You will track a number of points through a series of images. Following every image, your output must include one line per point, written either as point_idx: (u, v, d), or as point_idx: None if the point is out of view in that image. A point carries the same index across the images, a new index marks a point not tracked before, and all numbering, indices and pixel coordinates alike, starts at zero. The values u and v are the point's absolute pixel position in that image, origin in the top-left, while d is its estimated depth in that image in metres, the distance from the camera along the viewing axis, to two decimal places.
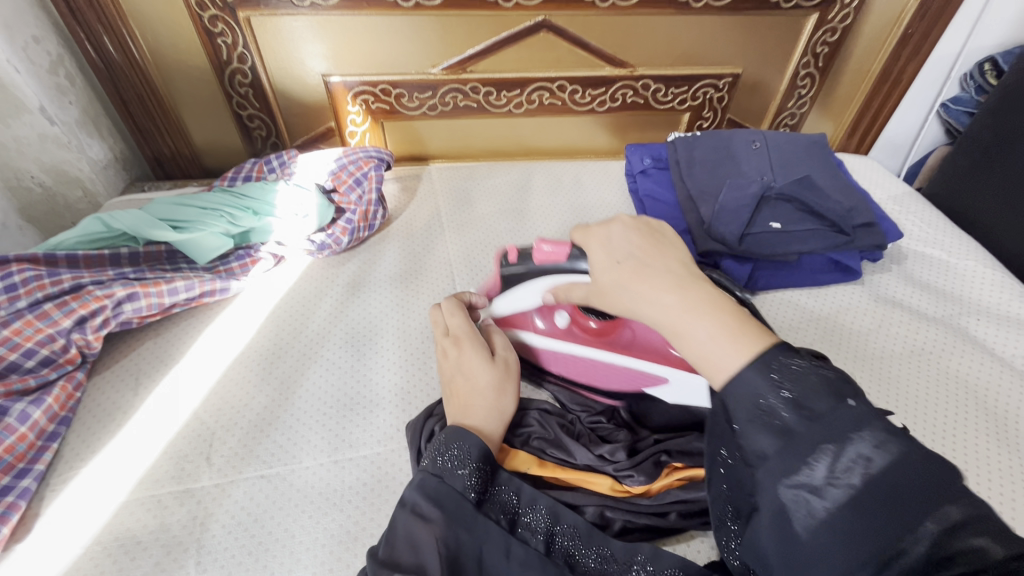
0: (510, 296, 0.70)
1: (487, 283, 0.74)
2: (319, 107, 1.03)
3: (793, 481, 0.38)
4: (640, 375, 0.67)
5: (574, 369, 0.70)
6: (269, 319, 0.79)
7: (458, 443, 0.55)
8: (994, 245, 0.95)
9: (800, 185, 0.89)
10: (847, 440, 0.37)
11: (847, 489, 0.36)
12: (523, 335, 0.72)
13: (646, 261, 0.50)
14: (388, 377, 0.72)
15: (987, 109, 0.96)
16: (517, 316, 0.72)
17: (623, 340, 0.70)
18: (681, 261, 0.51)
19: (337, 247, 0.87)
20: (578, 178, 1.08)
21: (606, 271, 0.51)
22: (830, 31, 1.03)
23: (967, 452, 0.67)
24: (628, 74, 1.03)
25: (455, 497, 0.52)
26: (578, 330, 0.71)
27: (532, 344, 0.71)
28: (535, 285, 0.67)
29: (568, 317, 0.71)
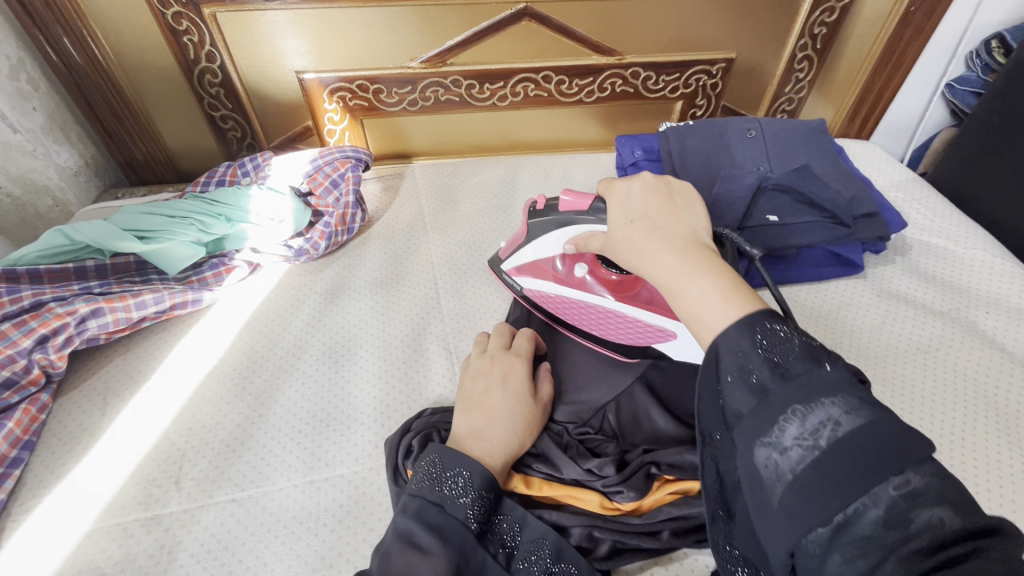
0: (531, 242, 0.74)
1: (516, 234, 0.77)
2: (295, 106, 0.98)
3: (764, 441, 0.36)
4: (645, 328, 0.68)
5: (582, 317, 0.72)
6: (243, 331, 0.75)
7: (460, 469, 0.52)
8: (1002, 233, 0.91)
9: (797, 174, 0.86)
10: (815, 403, 0.34)
11: (814, 450, 0.33)
12: (543, 282, 0.75)
13: (658, 223, 0.48)
14: (367, 390, 0.69)
15: (994, 90, 0.91)
16: (540, 265, 0.75)
17: (641, 297, 0.70)
18: (693, 232, 0.47)
19: (315, 252, 0.84)
20: (568, 172, 1.04)
21: (620, 228, 0.50)
22: (828, 10, 0.97)
23: (975, 455, 0.64)
24: (615, 63, 0.98)
25: (458, 528, 0.49)
26: (596, 283, 0.72)
27: (547, 291, 0.74)
28: (560, 233, 0.69)
29: (586, 268, 0.73)
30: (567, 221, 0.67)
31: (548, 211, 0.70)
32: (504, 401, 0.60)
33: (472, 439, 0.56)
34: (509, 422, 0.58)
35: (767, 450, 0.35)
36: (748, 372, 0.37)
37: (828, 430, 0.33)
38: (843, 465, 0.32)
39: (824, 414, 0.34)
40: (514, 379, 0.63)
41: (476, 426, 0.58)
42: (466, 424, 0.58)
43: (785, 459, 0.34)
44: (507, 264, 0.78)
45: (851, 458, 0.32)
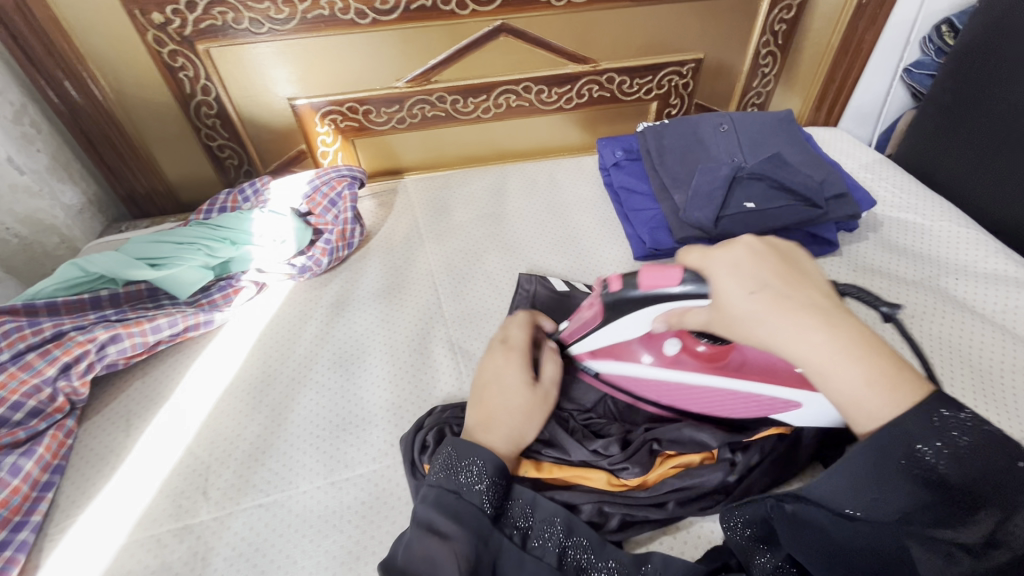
0: (608, 328, 0.63)
1: (580, 316, 0.65)
2: (288, 131, 1.02)
3: (876, 481, 0.41)
4: (768, 402, 0.60)
5: (685, 398, 0.65)
6: (256, 348, 0.79)
7: (473, 458, 0.55)
8: (965, 205, 0.96)
9: (770, 163, 0.91)
10: (920, 441, 0.40)
11: (916, 485, 0.40)
12: (626, 366, 0.66)
13: (783, 292, 0.45)
14: (379, 393, 0.73)
15: (946, 71, 0.96)
16: (620, 346, 0.65)
17: (734, 363, 0.60)
18: (825, 294, 0.47)
19: (318, 268, 0.88)
20: (553, 177, 1.08)
21: (739, 302, 0.46)
22: (785, 8, 1.02)
23: None
24: (591, 70, 1.03)
25: (474, 512, 0.52)
26: (689, 357, 0.63)
27: (634, 376, 0.66)
28: (646, 314, 0.59)
29: (677, 344, 0.63)
30: (653, 298, 0.57)
31: (626, 291, 0.58)
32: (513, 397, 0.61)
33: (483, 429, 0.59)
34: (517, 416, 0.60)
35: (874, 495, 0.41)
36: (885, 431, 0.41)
37: (930, 463, 0.40)
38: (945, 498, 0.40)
39: (935, 450, 0.40)
40: (510, 373, 0.63)
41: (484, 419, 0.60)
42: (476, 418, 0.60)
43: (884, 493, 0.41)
44: (576, 347, 0.67)
45: (959, 489, 0.39)
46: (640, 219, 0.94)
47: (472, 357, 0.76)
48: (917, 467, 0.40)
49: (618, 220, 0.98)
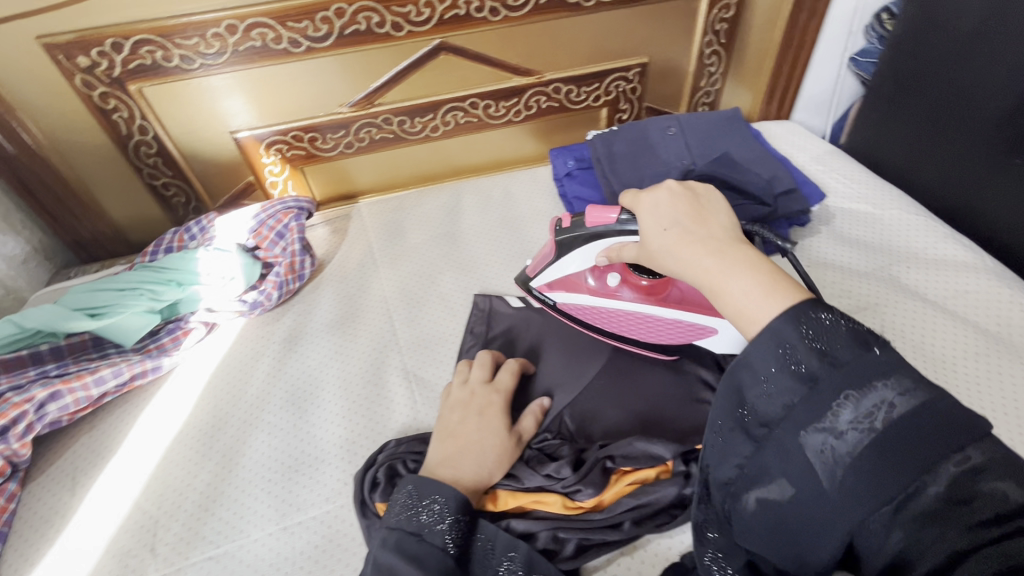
0: (560, 261, 0.72)
1: (543, 250, 0.74)
2: (234, 164, 1.00)
3: (819, 425, 0.40)
4: (689, 327, 0.70)
5: (626, 325, 0.74)
6: (206, 392, 0.77)
7: (435, 496, 0.55)
8: (915, 190, 0.97)
9: (719, 164, 0.91)
10: (870, 388, 0.39)
11: (872, 432, 0.38)
12: (575, 295, 0.75)
13: (691, 228, 0.51)
14: (332, 430, 0.71)
15: (886, 62, 0.95)
16: (570, 279, 0.75)
17: (673, 297, 0.72)
18: (726, 231, 0.51)
19: (269, 303, 0.86)
20: (508, 190, 1.07)
21: (656, 237, 0.53)
22: (724, 7, 1.02)
23: None
24: (536, 81, 1.02)
25: (437, 555, 0.50)
26: (629, 290, 0.73)
27: (584, 305, 0.75)
28: (591, 247, 0.68)
29: (617, 277, 0.74)
30: (598, 234, 0.66)
31: (576, 227, 0.68)
32: (477, 432, 0.62)
33: (444, 465, 0.59)
34: (486, 452, 0.61)
35: (823, 435, 0.40)
36: (796, 360, 0.41)
37: (883, 412, 0.38)
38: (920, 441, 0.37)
39: (879, 399, 0.39)
40: (490, 413, 0.64)
41: (449, 453, 0.60)
42: (440, 452, 0.60)
43: (841, 444, 0.39)
44: (537, 282, 0.77)
45: (907, 439, 0.37)
46: None
47: (426, 384, 0.75)
48: (865, 418, 0.38)
49: None
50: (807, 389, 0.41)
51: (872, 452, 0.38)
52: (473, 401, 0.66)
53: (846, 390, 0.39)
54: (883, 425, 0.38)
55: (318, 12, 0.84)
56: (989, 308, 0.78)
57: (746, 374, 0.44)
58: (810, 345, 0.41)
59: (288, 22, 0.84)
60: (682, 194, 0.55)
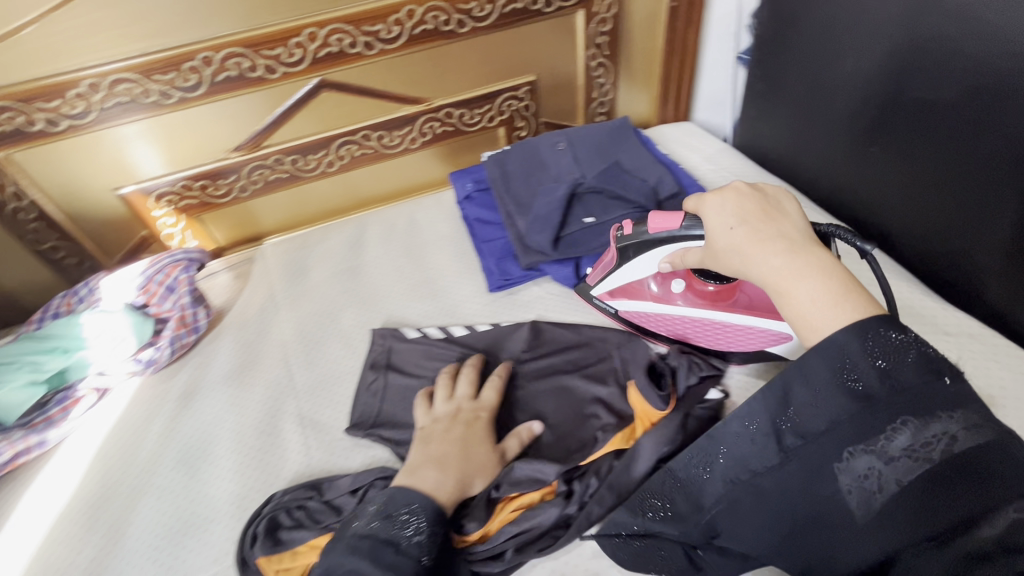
0: (624, 267, 0.75)
1: (605, 258, 0.77)
2: (125, 220, 0.98)
3: (868, 447, 0.42)
4: (762, 334, 0.71)
5: (694, 331, 0.75)
6: (95, 460, 0.75)
7: (412, 505, 0.57)
8: (797, 181, 1.00)
9: (606, 176, 0.93)
10: (932, 417, 0.40)
11: (926, 462, 0.40)
12: (638, 302, 0.77)
13: (758, 227, 0.52)
14: (223, 486, 0.70)
15: (754, 62, 0.98)
16: (633, 286, 0.77)
17: (743, 302, 0.72)
18: (797, 231, 0.52)
19: (163, 360, 0.85)
20: (413, 217, 1.07)
21: (721, 235, 0.54)
22: (601, 21, 1.05)
23: None
24: (426, 108, 1.03)
25: (412, 563, 0.52)
26: (694, 296, 0.74)
27: (647, 311, 0.77)
28: (654, 252, 0.70)
29: (681, 283, 0.74)
30: (664, 240, 0.68)
31: (639, 233, 0.71)
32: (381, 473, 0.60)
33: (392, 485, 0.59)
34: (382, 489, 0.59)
35: (872, 458, 0.42)
36: (852, 375, 0.42)
37: (942, 444, 0.40)
38: (942, 471, 0.39)
39: (940, 430, 0.40)
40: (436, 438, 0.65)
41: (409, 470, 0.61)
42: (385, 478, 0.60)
43: (889, 470, 0.41)
44: (599, 289, 0.80)
45: (964, 472, 0.39)
46: (491, 250, 0.94)
47: (321, 427, 0.75)
48: (922, 447, 0.40)
49: (474, 252, 0.97)
50: (862, 407, 0.42)
51: (921, 482, 0.40)
52: (460, 415, 0.68)
53: (917, 413, 0.41)
54: (939, 455, 0.40)
55: (184, 62, 0.84)
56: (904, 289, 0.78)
57: (795, 381, 0.45)
58: (872, 361, 0.42)
59: (154, 74, 0.84)
60: (755, 195, 0.55)
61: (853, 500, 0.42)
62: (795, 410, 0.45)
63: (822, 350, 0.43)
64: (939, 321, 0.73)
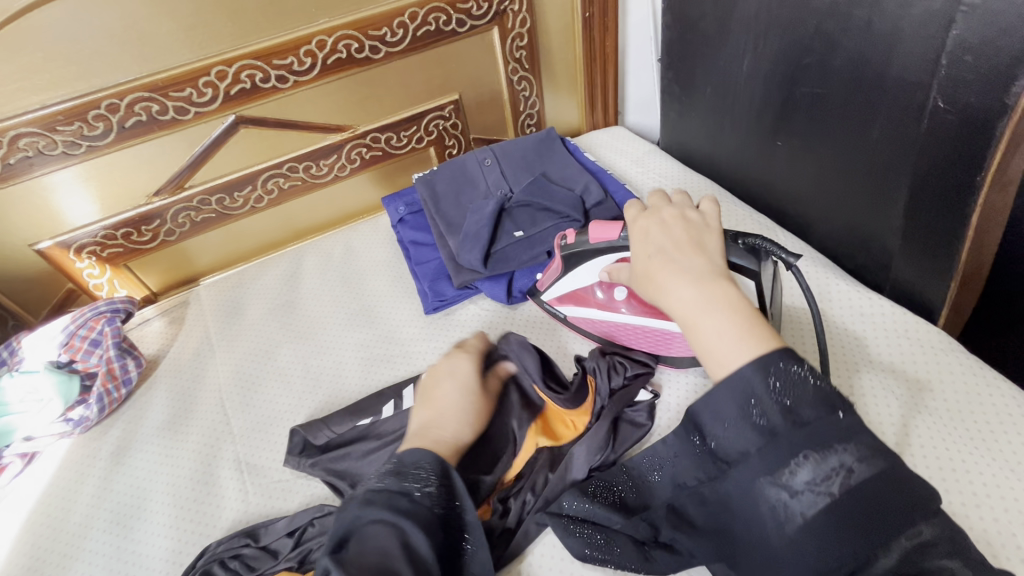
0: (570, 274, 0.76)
1: (551, 265, 0.78)
2: (47, 276, 0.95)
3: (776, 480, 0.44)
4: None
5: (637, 337, 0.75)
6: (24, 530, 0.72)
7: (420, 462, 0.55)
8: (720, 177, 1.03)
9: (532, 189, 0.94)
10: (832, 450, 0.43)
11: (827, 495, 0.42)
12: (585, 308, 0.77)
13: (674, 256, 0.54)
14: (157, 543, 0.68)
15: (665, 67, 1.01)
16: (579, 292, 0.77)
17: None
18: (710, 262, 0.54)
19: (92, 417, 0.82)
20: (350, 244, 1.07)
21: (641, 262, 0.56)
22: (517, 36, 1.06)
23: None
24: (351, 136, 1.03)
25: (425, 513, 0.51)
26: (636, 303, 0.72)
27: (592, 317, 0.77)
28: (597, 261, 0.72)
29: (624, 292, 0.72)
30: (602, 249, 0.70)
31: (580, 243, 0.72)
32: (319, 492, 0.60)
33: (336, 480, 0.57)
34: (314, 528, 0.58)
35: (780, 491, 0.44)
36: (760, 412, 0.45)
37: (841, 477, 0.42)
38: (845, 506, 0.42)
39: (838, 463, 0.43)
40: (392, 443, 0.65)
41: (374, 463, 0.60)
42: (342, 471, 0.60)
43: (795, 504, 0.43)
44: (548, 295, 0.81)
45: (860, 505, 0.41)
46: (426, 271, 0.93)
47: (258, 471, 0.73)
48: (824, 480, 0.42)
49: (411, 275, 0.97)
50: (766, 441, 0.45)
51: (824, 516, 0.42)
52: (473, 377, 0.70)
53: (820, 446, 0.43)
54: (839, 489, 0.42)
55: (89, 112, 0.82)
56: (843, 302, 0.77)
57: (716, 407, 0.48)
58: (774, 394, 0.45)
59: (58, 127, 0.82)
60: (676, 224, 0.57)
61: (768, 527, 0.44)
62: (715, 430, 0.48)
63: (733, 381, 0.46)
64: (858, 305, 0.76)
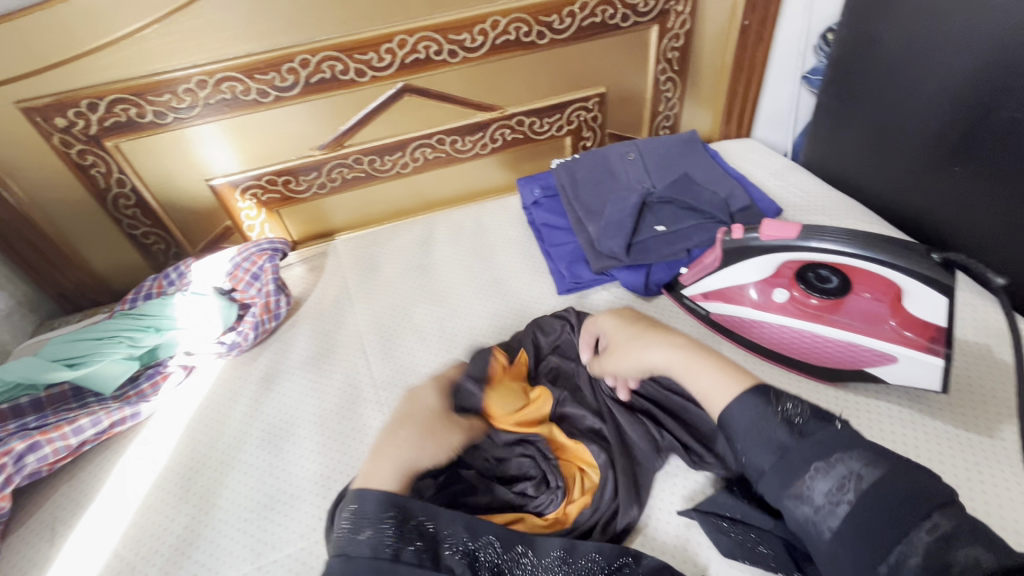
0: (727, 269, 0.76)
1: (704, 261, 0.79)
2: (211, 210, 1.04)
3: (795, 493, 0.47)
4: (862, 352, 0.68)
5: (788, 344, 0.74)
6: (185, 435, 0.78)
7: None
8: (867, 199, 1.00)
9: (677, 186, 0.94)
10: (839, 459, 0.46)
11: (846, 503, 0.44)
12: (735, 307, 0.77)
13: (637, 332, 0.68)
14: (307, 465, 0.72)
15: (826, 80, 0.99)
16: (731, 290, 0.78)
17: (845, 321, 0.70)
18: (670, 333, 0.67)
19: (247, 343, 0.88)
20: (480, 220, 1.10)
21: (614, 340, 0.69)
22: (674, 37, 1.07)
23: (904, 438, 0.64)
24: (499, 116, 1.07)
25: None
26: (797, 307, 0.73)
27: (743, 317, 0.77)
28: (766, 257, 0.72)
29: (785, 292, 0.74)
30: (772, 248, 0.71)
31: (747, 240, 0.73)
32: None
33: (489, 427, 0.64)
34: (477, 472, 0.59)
35: (803, 504, 0.46)
36: (767, 431, 0.50)
37: (855, 483, 0.44)
38: (867, 514, 0.43)
39: (848, 470, 0.45)
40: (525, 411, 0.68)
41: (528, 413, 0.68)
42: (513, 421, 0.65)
43: (816, 512, 0.45)
44: (691, 291, 0.82)
45: (879, 508, 0.43)
46: (561, 254, 0.96)
47: None
48: (840, 490, 0.45)
49: (541, 256, 1.00)
50: (779, 455, 0.48)
51: (847, 524, 0.44)
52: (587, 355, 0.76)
53: (822, 458, 0.46)
54: (855, 496, 0.44)
55: (285, 64, 0.89)
56: None
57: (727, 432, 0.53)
58: (782, 413, 0.50)
59: (256, 74, 0.89)
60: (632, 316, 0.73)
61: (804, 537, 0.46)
62: (734, 443, 0.52)
63: (738, 411, 0.52)
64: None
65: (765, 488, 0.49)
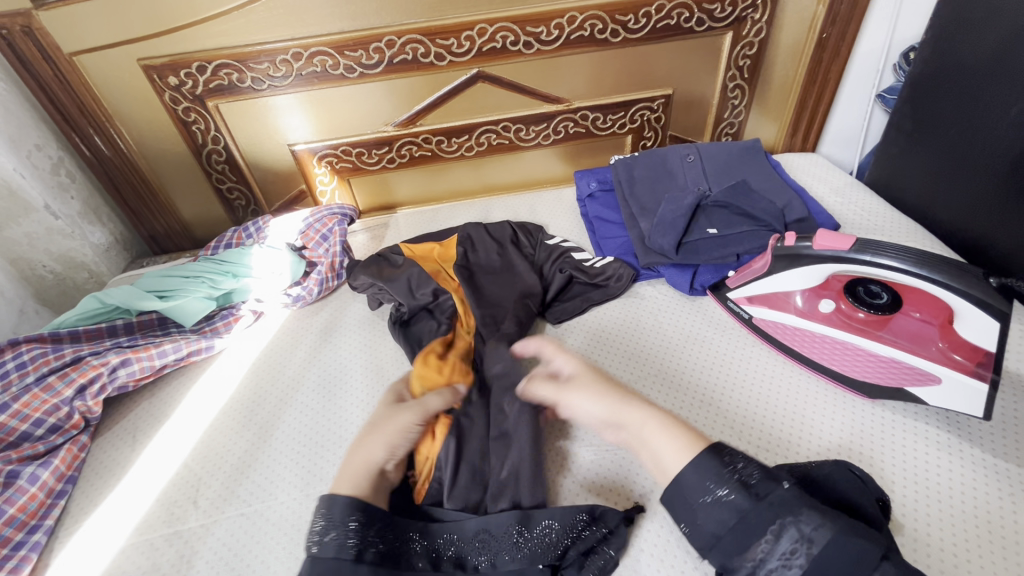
0: (775, 276, 0.78)
1: (753, 266, 0.81)
2: (290, 173, 1.12)
3: (748, 557, 0.49)
4: (905, 370, 0.69)
5: (828, 353, 0.75)
6: (251, 372, 0.87)
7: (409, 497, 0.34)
8: (932, 223, 0.97)
9: (733, 192, 0.95)
10: (785, 523, 0.48)
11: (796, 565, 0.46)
12: (778, 313, 0.79)
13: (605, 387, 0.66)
14: (356, 412, 0.78)
15: (903, 98, 0.98)
16: (776, 296, 0.80)
17: (889, 336, 0.72)
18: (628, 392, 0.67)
19: (310, 297, 0.96)
20: (534, 208, 1.14)
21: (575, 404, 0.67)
22: (748, 45, 1.08)
23: (937, 471, 0.63)
24: (565, 108, 1.10)
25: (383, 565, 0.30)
26: (843, 319, 0.76)
27: (785, 323, 0.79)
28: (817, 266, 0.72)
29: (831, 304, 0.77)
30: (824, 258, 0.71)
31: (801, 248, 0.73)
32: None
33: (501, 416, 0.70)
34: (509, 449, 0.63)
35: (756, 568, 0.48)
36: (720, 495, 0.52)
37: (802, 549, 0.47)
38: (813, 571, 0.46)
39: (797, 535, 0.47)
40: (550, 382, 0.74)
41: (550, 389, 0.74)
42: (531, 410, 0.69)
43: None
44: (737, 293, 0.84)
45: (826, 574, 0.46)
46: (610, 247, 0.99)
47: None
48: (791, 554, 0.47)
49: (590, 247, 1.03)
50: (735, 520, 0.50)
51: None
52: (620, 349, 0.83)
53: (774, 525, 0.48)
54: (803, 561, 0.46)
55: (372, 43, 0.96)
56: None
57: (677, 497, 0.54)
58: (727, 477, 0.52)
59: (345, 51, 0.96)
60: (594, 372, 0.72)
61: None
62: (682, 513, 0.54)
63: (685, 477, 0.54)
64: None
65: (715, 558, 0.51)
